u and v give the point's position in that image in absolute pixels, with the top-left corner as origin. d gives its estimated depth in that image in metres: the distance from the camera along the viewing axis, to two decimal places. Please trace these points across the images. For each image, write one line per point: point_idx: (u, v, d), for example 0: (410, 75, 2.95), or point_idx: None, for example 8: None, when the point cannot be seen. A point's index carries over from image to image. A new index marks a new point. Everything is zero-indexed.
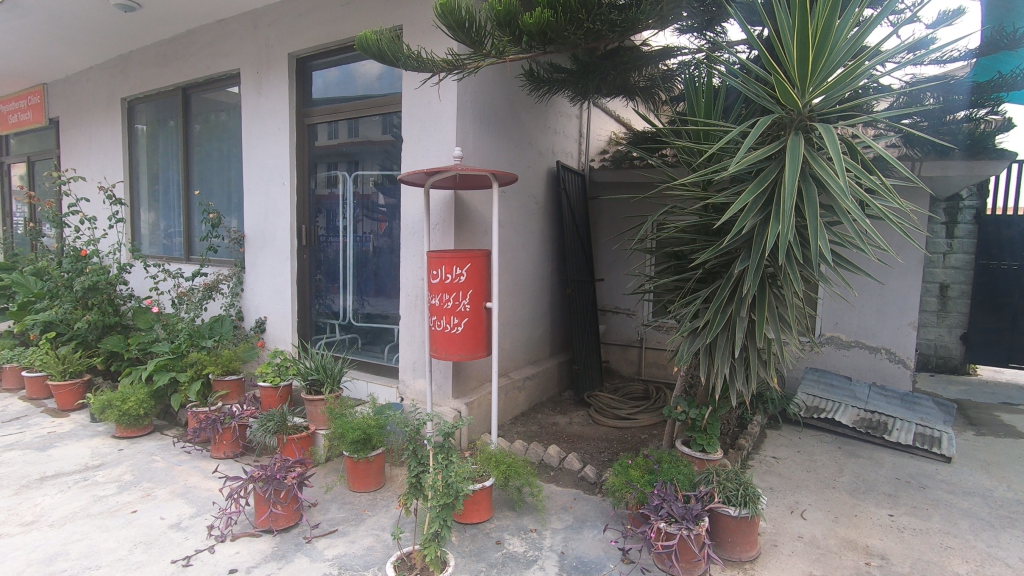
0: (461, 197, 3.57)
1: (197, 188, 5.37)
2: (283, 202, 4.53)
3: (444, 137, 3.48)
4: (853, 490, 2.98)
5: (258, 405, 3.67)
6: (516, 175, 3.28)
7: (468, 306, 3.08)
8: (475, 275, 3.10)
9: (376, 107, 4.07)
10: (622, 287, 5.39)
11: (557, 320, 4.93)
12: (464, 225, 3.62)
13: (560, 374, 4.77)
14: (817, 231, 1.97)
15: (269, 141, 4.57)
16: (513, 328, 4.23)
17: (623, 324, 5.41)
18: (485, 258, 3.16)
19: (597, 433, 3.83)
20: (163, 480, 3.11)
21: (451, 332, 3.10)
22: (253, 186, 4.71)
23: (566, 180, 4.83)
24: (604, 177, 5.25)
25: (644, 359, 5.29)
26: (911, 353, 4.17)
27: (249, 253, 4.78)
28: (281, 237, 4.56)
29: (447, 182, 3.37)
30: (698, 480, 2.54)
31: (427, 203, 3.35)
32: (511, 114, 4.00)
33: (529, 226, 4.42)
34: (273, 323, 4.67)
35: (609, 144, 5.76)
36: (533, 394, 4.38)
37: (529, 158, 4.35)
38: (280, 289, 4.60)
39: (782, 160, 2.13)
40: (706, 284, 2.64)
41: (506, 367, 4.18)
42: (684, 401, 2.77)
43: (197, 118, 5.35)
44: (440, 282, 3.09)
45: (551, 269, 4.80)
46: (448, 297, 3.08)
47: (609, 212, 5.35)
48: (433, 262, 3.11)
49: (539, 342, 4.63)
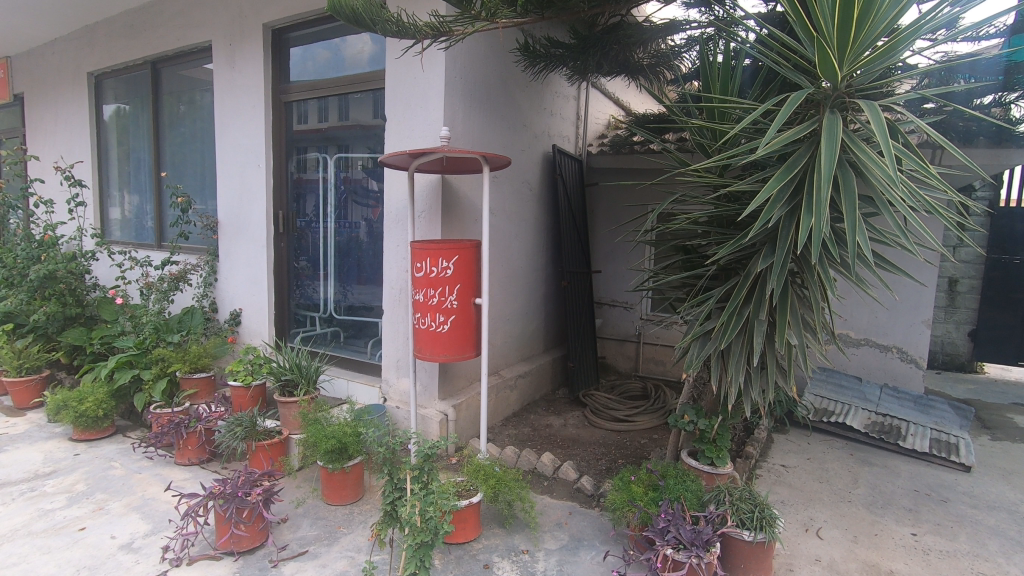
0: (448, 183, 3.28)
1: (168, 170, 5.03)
2: (258, 186, 4.21)
3: (431, 116, 3.18)
4: (871, 504, 2.76)
5: (228, 406, 3.39)
6: (510, 158, 2.99)
7: (455, 302, 2.81)
8: (463, 269, 2.82)
9: (358, 84, 3.76)
10: (619, 279, 5.14)
11: (552, 314, 4.68)
12: (452, 213, 3.33)
13: (554, 371, 4.52)
14: (856, 225, 1.71)
15: (243, 120, 4.24)
16: (505, 324, 3.97)
17: (620, 317, 5.17)
18: (475, 249, 2.88)
19: (594, 437, 3.59)
20: (119, 491, 2.83)
21: (437, 331, 2.83)
22: (226, 168, 4.38)
23: (563, 165, 4.55)
24: (602, 162, 4.96)
25: (641, 355, 5.06)
26: (924, 352, 3.94)
27: (222, 240, 4.46)
28: (256, 224, 4.25)
29: (434, 165, 3.08)
30: (707, 498, 2.31)
31: (411, 188, 3.06)
32: (504, 92, 3.70)
33: (523, 214, 4.14)
34: (248, 316, 4.38)
35: (608, 128, 5.46)
36: (526, 393, 4.13)
37: (523, 141, 4.06)
38: (256, 280, 4.31)
39: (815, 143, 1.86)
40: (720, 282, 2.38)
41: (497, 365, 3.93)
42: (691, 409, 2.53)
43: (168, 95, 5.00)
44: (424, 276, 2.81)
45: (545, 260, 4.53)
46: (433, 292, 2.80)
47: (607, 200, 5.08)
48: (417, 253, 2.83)
49: (532, 338, 4.37)
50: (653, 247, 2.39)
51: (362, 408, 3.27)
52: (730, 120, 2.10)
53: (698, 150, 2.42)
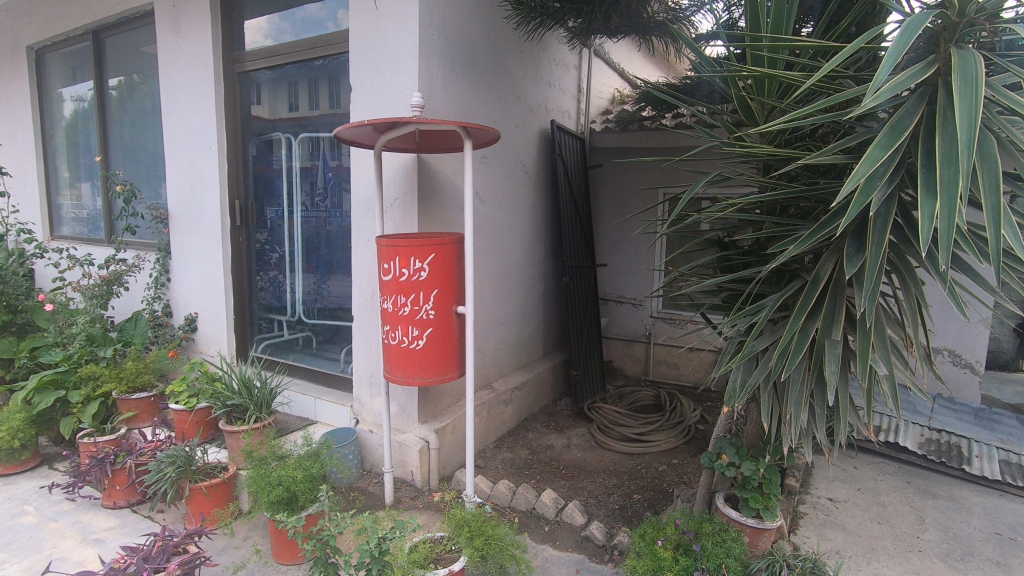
0: (426, 163, 2.72)
1: (116, 154, 4.44)
2: (211, 172, 3.63)
3: (402, 83, 2.61)
4: (948, 556, 2.24)
5: (168, 433, 2.84)
6: (499, 132, 2.42)
7: (432, 312, 2.26)
8: (440, 271, 2.26)
9: (318, 48, 3.19)
10: (627, 273, 4.60)
11: (552, 314, 4.15)
12: (431, 201, 2.77)
13: (555, 379, 3.99)
14: (1001, 217, 1.15)
15: (191, 94, 3.65)
16: (499, 329, 3.44)
17: (627, 316, 4.64)
18: (456, 245, 2.31)
19: (602, 462, 3.06)
20: (22, 550, 2.30)
21: (410, 347, 2.27)
22: (174, 152, 3.80)
23: (563, 144, 3.98)
24: (607, 141, 4.40)
25: (652, 357, 4.54)
26: (982, 356, 3.40)
27: (174, 234, 3.89)
28: (210, 216, 3.69)
29: (405, 140, 2.51)
30: (756, 568, 1.83)
31: (379, 169, 2.50)
32: (493, 55, 3.12)
33: (518, 200, 3.57)
34: (205, 321, 3.83)
35: (613, 103, 4.87)
36: (522, 407, 3.60)
37: (517, 116, 3.49)
38: (213, 280, 3.75)
39: (933, 94, 1.29)
40: (773, 288, 1.83)
41: (488, 376, 3.39)
42: (730, 447, 2.00)
43: (113, 70, 4.39)
44: (393, 279, 2.25)
45: (544, 253, 3.97)
46: (404, 300, 2.25)
47: (613, 184, 4.52)
48: (384, 251, 2.27)
49: (529, 342, 3.83)
50: (685, 242, 1.84)
51: (325, 439, 2.75)
52: (792, 70, 1.55)
53: (742, 113, 1.87)
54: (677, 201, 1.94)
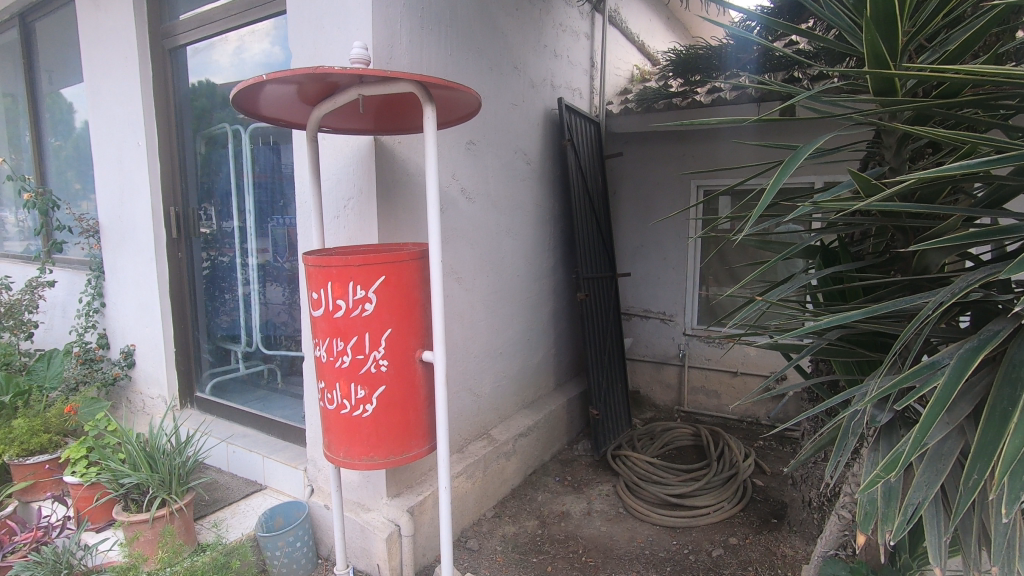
0: (389, 149, 2.04)
1: (52, 160, 3.81)
2: (141, 174, 2.96)
3: (350, 43, 1.91)
4: None
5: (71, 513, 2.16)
6: (482, 101, 1.69)
7: (384, 363, 1.52)
8: (393, 303, 1.52)
9: (257, 10, 2.51)
10: (655, 281, 3.87)
11: (565, 336, 3.43)
12: (398, 201, 2.08)
13: (570, 416, 3.26)
14: None
15: (116, 78, 2.98)
16: (497, 361, 2.73)
17: (655, 333, 3.91)
18: (418, 264, 1.58)
19: (634, 542, 2.33)
20: None
21: (354, 416, 1.54)
22: (100, 150, 3.13)
23: (575, 128, 3.25)
24: (626, 125, 3.68)
25: (686, 383, 3.81)
26: None
27: (106, 250, 3.23)
28: (142, 227, 3.01)
29: (348, 114, 1.82)
30: None
31: (315, 152, 1.79)
32: (482, 13, 2.44)
33: (519, 198, 2.86)
34: (143, 355, 3.15)
35: (632, 83, 4.13)
36: (530, 458, 2.87)
37: (515, 92, 2.77)
38: (149, 306, 3.07)
39: None
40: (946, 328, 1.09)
41: (486, 422, 2.68)
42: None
43: (44, 59, 3.75)
44: (327, 316, 1.52)
45: (553, 262, 3.24)
46: (342, 347, 1.52)
47: (636, 177, 3.82)
48: (312, 275, 1.54)
49: (537, 374, 3.10)
50: (793, 256, 1.10)
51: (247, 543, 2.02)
52: None
53: (878, 26, 1.12)
54: (767, 187, 1.19)
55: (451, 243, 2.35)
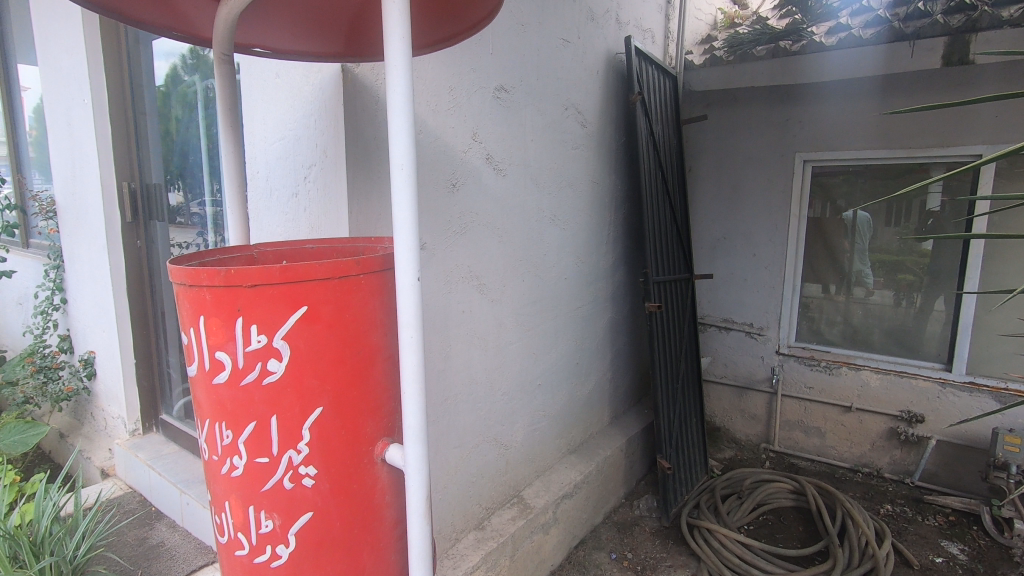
0: (364, 89, 1.30)
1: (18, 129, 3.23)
2: (90, 138, 2.33)
3: None
4: None
5: None
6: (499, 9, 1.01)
7: (309, 469, 0.80)
8: (323, 361, 0.79)
9: None
10: (741, 283, 3.01)
11: (625, 354, 2.65)
12: (385, 171, 1.35)
13: (630, 460, 2.49)
14: None
15: (60, 17, 2.33)
16: (533, 396, 1.98)
17: (740, 348, 3.06)
18: (378, 285, 0.84)
19: None
20: None
21: (256, 566, 0.82)
22: (52, 111, 2.52)
23: (647, 80, 2.43)
24: (712, 80, 2.82)
25: (779, 416, 2.96)
26: None
27: (64, 234, 2.65)
28: (94, 206, 2.39)
29: (289, 17, 1.11)
30: None
31: (231, 75, 1.08)
32: None
33: (569, 171, 2.07)
34: (103, 363, 2.56)
35: (717, 28, 3.23)
36: (576, 526, 2.13)
37: (567, 22, 1.98)
38: (105, 305, 2.46)
39: None
40: None
41: (517, 482, 1.94)
42: None
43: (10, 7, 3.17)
44: (206, 381, 0.80)
45: (612, 259, 2.45)
46: (232, 441, 0.79)
47: (722, 151, 2.97)
48: (178, 298, 0.81)
49: (587, 407, 2.34)
50: None
51: None
52: None
53: None
54: None
55: (470, 233, 1.60)
